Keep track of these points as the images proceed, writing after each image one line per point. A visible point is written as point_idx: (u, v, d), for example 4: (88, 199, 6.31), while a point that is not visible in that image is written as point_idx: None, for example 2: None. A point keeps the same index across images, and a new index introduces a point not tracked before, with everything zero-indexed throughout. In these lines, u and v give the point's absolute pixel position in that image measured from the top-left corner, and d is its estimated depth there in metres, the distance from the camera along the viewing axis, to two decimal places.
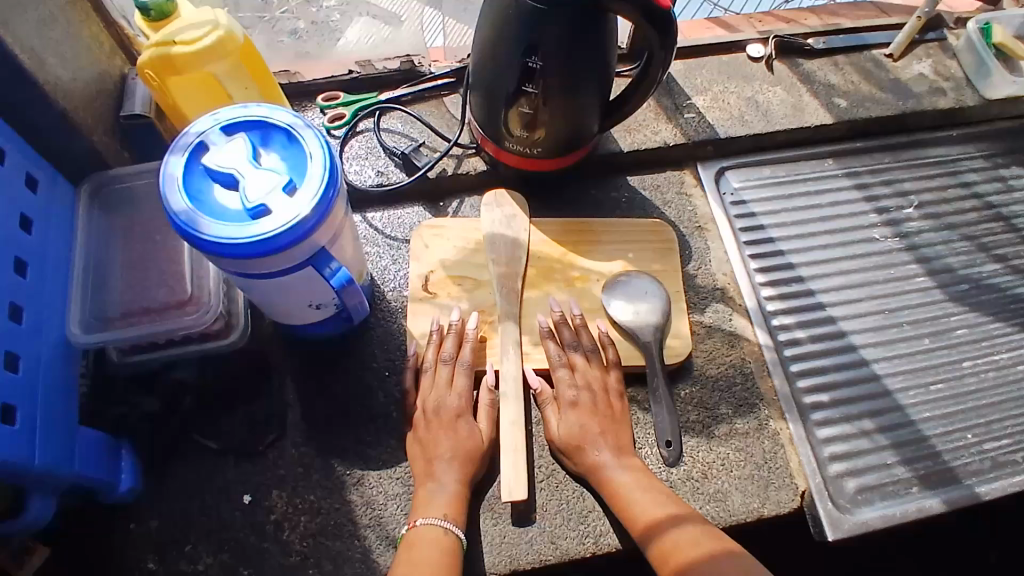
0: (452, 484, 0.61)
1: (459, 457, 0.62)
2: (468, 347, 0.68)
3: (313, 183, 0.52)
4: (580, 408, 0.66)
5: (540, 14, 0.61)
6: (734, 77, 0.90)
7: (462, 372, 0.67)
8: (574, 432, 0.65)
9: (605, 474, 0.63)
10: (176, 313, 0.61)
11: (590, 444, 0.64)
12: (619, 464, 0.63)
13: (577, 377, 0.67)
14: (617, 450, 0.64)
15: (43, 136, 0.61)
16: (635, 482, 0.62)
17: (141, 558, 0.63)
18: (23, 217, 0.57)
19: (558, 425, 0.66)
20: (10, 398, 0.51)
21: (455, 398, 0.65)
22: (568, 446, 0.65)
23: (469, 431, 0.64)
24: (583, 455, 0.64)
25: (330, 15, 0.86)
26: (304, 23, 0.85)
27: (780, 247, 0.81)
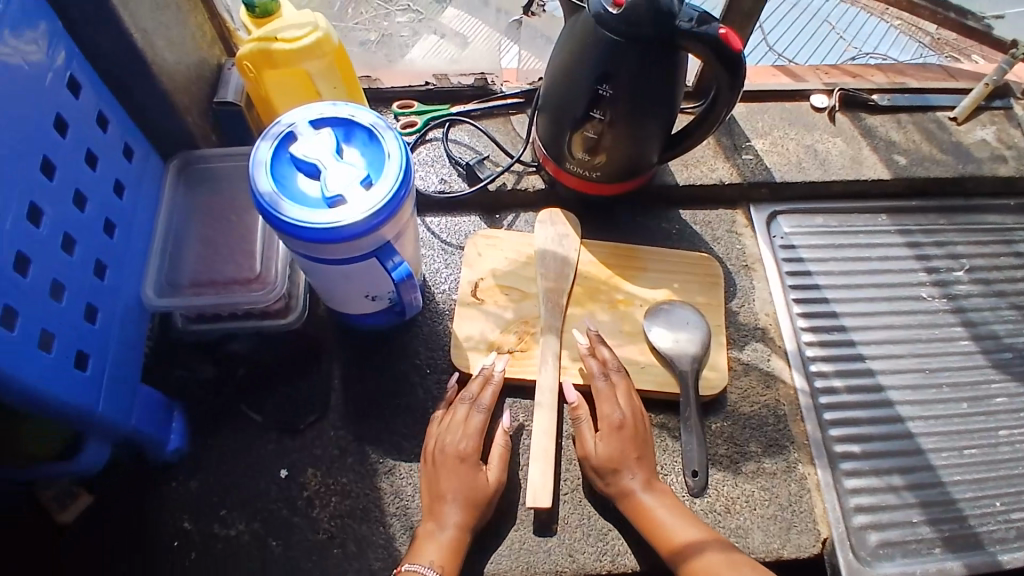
0: (453, 529, 0.61)
1: (466, 501, 0.62)
2: (488, 390, 0.68)
3: (388, 181, 0.55)
4: (615, 428, 0.66)
5: (616, 45, 0.64)
6: (796, 125, 0.91)
7: (476, 413, 0.67)
8: (612, 450, 0.65)
9: (634, 496, 0.64)
10: (243, 288, 0.66)
11: (624, 465, 0.65)
12: (649, 487, 0.64)
13: (617, 393, 0.68)
14: (647, 476, 0.65)
15: (144, 112, 0.66)
16: (665, 505, 0.63)
17: (177, 517, 0.66)
18: (117, 183, 0.62)
19: (593, 443, 0.66)
20: (85, 346, 0.55)
21: (468, 438, 0.65)
22: (600, 464, 0.65)
23: (476, 475, 0.64)
24: (616, 476, 0.65)
25: (399, 31, 0.93)
26: (375, 36, 0.92)
27: (826, 294, 0.82)
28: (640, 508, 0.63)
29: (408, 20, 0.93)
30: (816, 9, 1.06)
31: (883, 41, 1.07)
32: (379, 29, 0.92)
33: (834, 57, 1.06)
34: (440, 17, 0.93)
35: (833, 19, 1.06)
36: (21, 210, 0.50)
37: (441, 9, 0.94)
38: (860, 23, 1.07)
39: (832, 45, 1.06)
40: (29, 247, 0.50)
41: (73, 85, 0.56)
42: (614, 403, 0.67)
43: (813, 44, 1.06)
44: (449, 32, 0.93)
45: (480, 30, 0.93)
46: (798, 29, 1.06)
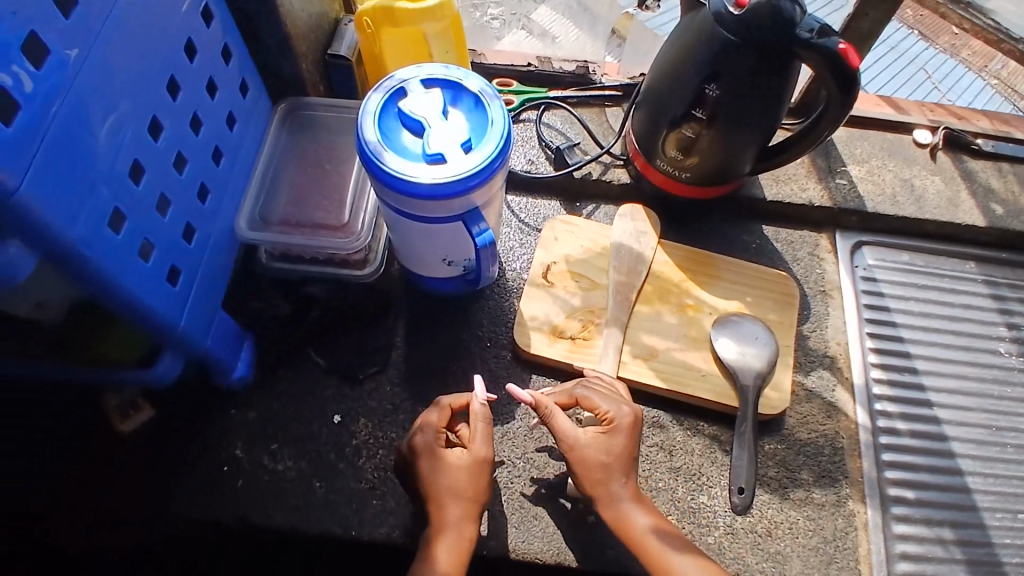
0: (452, 531, 0.57)
1: (454, 501, 0.58)
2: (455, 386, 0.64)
3: (487, 147, 0.56)
4: (604, 423, 0.62)
5: (731, 46, 0.63)
6: (895, 157, 0.88)
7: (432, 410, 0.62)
8: (601, 445, 0.60)
9: (619, 498, 0.59)
10: (328, 234, 0.67)
11: (614, 463, 0.60)
12: (632, 490, 0.60)
13: (600, 396, 0.63)
14: (632, 479, 0.61)
15: (263, 52, 0.68)
16: (647, 514, 0.60)
17: (231, 444, 0.68)
18: (230, 114, 0.64)
19: (581, 431, 0.60)
20: (179, 262, 0.57)
21: (431, 433, 0.61)
22: (588, 458, 0.60)
23: (442, 465, 0.59)
24: (604, 474, 0.60)
25: (491, 22, 0.95)
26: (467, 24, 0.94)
27: (901, 333, 0.79)
28: (619, 511, 0.59)
29: (501, 14, 0.96)
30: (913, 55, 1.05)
31: (978, 97, 1.02)
32: (471, 18, 0.95)
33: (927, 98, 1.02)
34: (532, 13, 0.96)
35: (930, 68, 1.04)
36: (144, 123, 0.52)
37: (535, 7, 0.97)
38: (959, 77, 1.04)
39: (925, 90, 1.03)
40: (145, 158, 0.52)
41: (206, 14, 0.59)
42: (601, 399, 0.63)
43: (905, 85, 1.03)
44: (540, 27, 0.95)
45: (571, 29, 0.95)
46: (894, 69, 1.04)
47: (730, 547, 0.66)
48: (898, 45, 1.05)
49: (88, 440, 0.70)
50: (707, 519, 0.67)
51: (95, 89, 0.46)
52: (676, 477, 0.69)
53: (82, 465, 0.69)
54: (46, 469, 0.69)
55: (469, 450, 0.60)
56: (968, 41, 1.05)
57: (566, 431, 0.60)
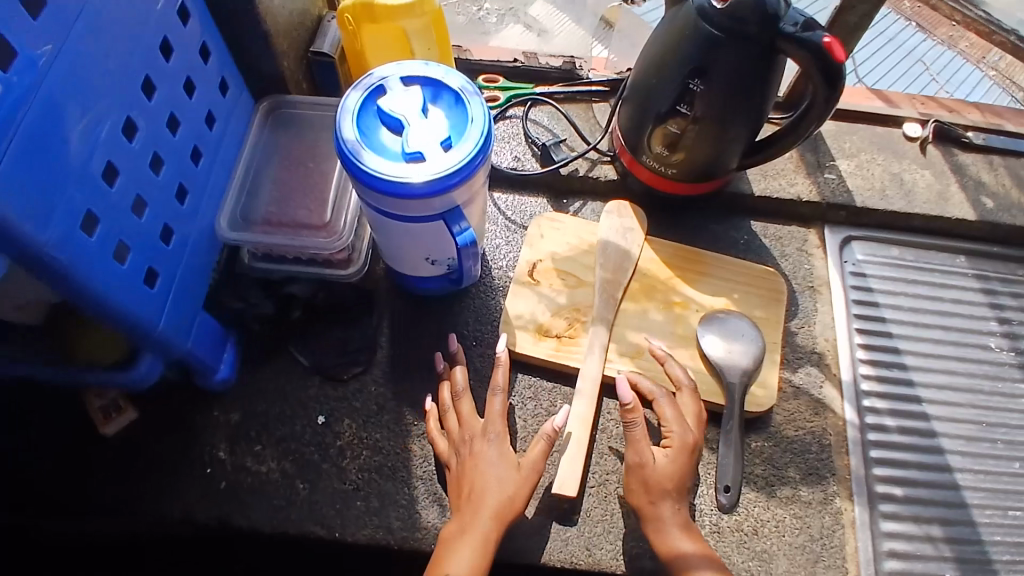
0: (480, 529, 0.59)
1: (497, 499, 0.60)
2: (501, 369, 0.67)
3: (467, 145, 0.55)
4: (669, 447, 0.64)
5: (715, 41, 0.62)
6: (885, 151, 0.87)
7: (495, 396, 0.66)
8: (666, 470, 0.63)
9: (665, 524, 0.61)
10: (310, 233, 0.67)
11: (666, 489, 0.62)
12: (682, 518, 0.62)
13: (676, 414, 0.65)
14: (682, 507, 0.62)
15: (243, 50, 0.67)
16: (693, 545, 0.61)
17: (214, 445, 0.68)
18: (209, 113, 0.63)
19: (648, 454, 0.63)
20: (156, 264, 0.57)
21: (497, 427, 0.64)
22: (646, 480, 0.62)
23: (500, 460, 0.62)
24: (656, 498, 0.62)
25: (486, 17, 0.95)
26: (462, 19, 0.95)
27: (890, 328, 0.78)
28: (663, 537, 0.61)
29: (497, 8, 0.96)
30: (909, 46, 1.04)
31: (975, 90, 1.01)
32: (467, 13, 0.95)
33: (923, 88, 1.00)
34: (529, 9, 0.96)
35: (927, 60, 1.03)
36: (118, 124, 0.51)
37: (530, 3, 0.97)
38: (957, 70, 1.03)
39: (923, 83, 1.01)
40: (119, 159, 0.52)
41: (183, 13, 0.58)
42: (674, 419, 0.65)
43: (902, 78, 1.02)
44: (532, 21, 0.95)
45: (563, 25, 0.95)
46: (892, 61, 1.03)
47: (715, 546, 0.66)
48: (895, 37, 1.05)
49: (70, 443, 0.69)
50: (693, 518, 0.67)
51: (65, 90, 0.45)
52: None
53: (64, 470, 0.68)
54: (28, 474, 0.68)
55: (523, 460, 0.63)
56: (964, 31, 1.04)
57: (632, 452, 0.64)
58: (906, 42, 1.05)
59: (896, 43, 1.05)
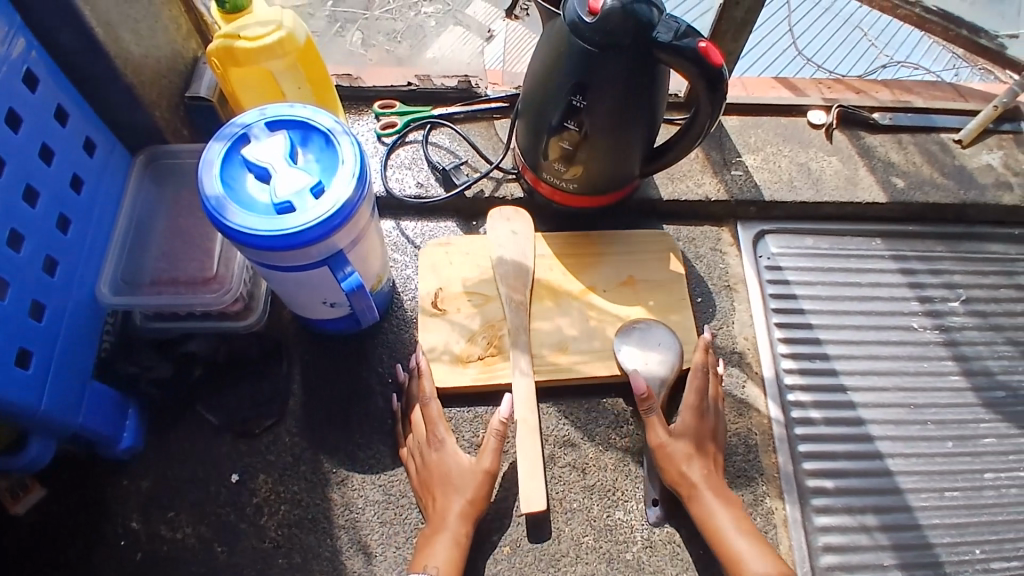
0: (451, 529, 0.61)
1: (459, 501, 0.62)
2: (427, 377, 0.68)
3: (340, 188, 0.54)
4: (688, 416, 0.66)
5: (590, 55, 0.61)
6: (791, 141, 0.88)
7: (430, 403, 0.66)
8: (687, 435, 0.65)
9: (698, 493, 0.63)
10: (200, 289, 0.64)
11: (694, 457, 0.65)
12: (713, 484, 0.64)
13: (695, 385, 0.68)
14: (710, 472, 0.64)
15: (111, 105, 0.64)
16: (728, 511, 0.62)
17: (125, 516, 0.65)
18: (75, 177, 0.61)
19: (668, 431, 0.66)
20: (28, 343, 0.54)
21: (441, 430, 0.65)
22: (673, 453, 0.65)
23: (453, 463, 0.64)
24: (683, 467, 0.64)
25: (425, 21, 0.92)
26: (400, 26, 0.92)
27: (809, 319, 0.78)
28: (702, 504, 0.63)
29: (435, 10, 0.93)
30: (845, 13, 1.01)
31: (916, 50, 1.02)
32: (404, 18, 0.92)
33: (859, 70, 1.01)
34: (467, 9, 0.93)
35: (865, 25, 1.01)
36: None
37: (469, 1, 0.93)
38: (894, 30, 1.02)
39: (863, 53, 1.01)
40: None
41: (30, 80, 0.55)
42: (695, 394, 0.67)
43: (844, 53, 1.01)
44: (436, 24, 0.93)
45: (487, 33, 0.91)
46: (830, 36, 1.00)
47: (649, 561, 0.65)
48: (833, 5, 1.00)
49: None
50: (624, 535, 0.66)
51: None
52: (591, 495, 0.68)
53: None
54: None
55: (476, 459, 0.64)
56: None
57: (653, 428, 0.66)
58: (841, 9, 1.00)
59: (831, 12, 1.00)
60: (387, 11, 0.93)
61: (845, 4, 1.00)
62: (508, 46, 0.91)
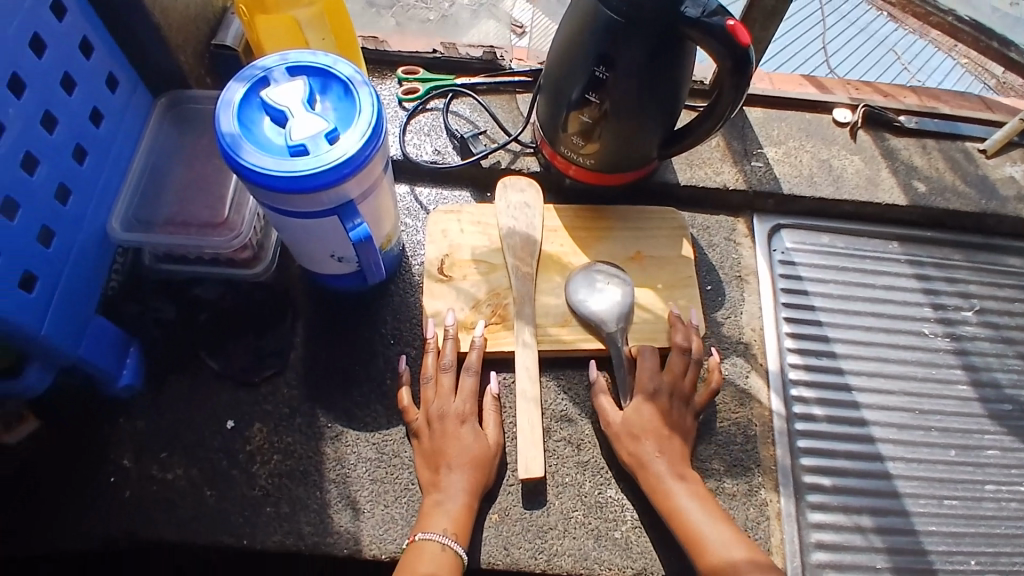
0: (462, 497, 0.61)
1: (478, 472, 0.62)
2: (476, 352, 0.68)
3: (354, 135, 0.54)
4: (637, 394, 0.66)
5: (616, 25, 0.61)
6: (814, 137, 0.87)
7: (467, 377, 0.67)
8: (635, 418, 0.65)
9: (654, 472, 0.63)
10: (209, 232, 0.64)
11: (647, 435, 0.64)
12: (671, 463, 0.63)
13: (646, 369, 0.67)
14: (668, 453, 0.64)
15: (136, 45, 0.65)
16: (686, 486, 0.62)
17: (119, 453, 0.65)
18: (96, 111, 0.61)
19: (618, 412, 0.66)
20: (34, 268, 0.54)
21: (468, 404, 0.65)
22: (623, 432, 0.65)
23: (475, 437, 0.64)
24: (634, 444, 0.64)
25: (459, 13, 0.92)
26: (434, 15, 0.92)
27: (820, 317, 0.77)
28: (659, 485, 0.62)
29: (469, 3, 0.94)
30: (879, 35, 1.01)
31: (948, 77, 0.98)
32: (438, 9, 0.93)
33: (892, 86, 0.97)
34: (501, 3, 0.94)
35: (900, 49, 0.99)
36: None
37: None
38: (930, 58, 0.99)
39: (895, 73, 0.98)
40: None
41: (57, 7, 0.55)
42: (646, 374, 0.67)
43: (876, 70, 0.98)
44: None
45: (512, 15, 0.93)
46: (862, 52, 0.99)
47: (637, 541, 0.64)
48: (866, 27, 1.01)
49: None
50: (614, 514, 0.65)
51: None
52: (583, 471, 0.67)
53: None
54: None
55: (488, 434, 0.65)
56: (931, 7, 0.98)
57: (607, 409, 0.67)
58: (875, 30, 1.01)
59: (865, 31, 1.00)
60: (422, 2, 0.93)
61: (877, 27, 1.01)
62: (534, 30, 0.92)
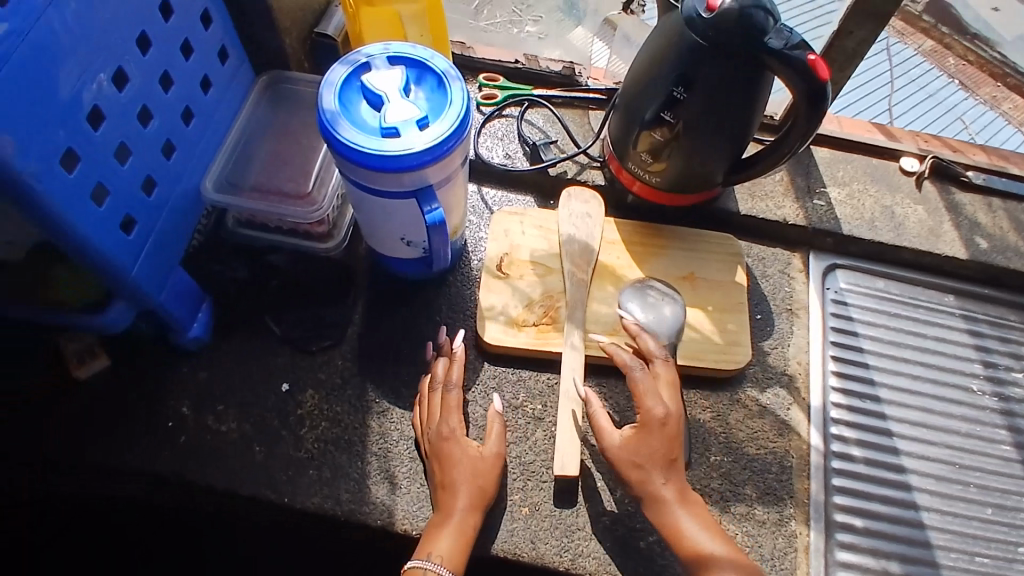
0: (457, 518, 0.60)
1: (469, 490, 0.61)
2: (456, 366, 0.68)
3: (443, 125, 0.57)
4: (642, 420, 0.63)
5: (699, 49, 0.63)
6: (878, 183, 0.87)
7: (450, 392, 0.66)
8: (636, 446, 0.62)
9: (659, 500, 0.61)
10: (291, 203, 0.68)
11: (654, 464, 0.61)
12: (677, 490, 0.61)
13: (645, 389, 0.64)
14: (675, 479, 0.62)
15: (250, 25, 0.70)
16: (691, 512, 0.61)
17: (180, 400, 0.69)
18: (206, 78, 0.66)
19: (617, 438, 0.63)
20: (135, 212, 0.58)
21: (453, 421, 0.64)
22: (627, 460, 0.62)
23: (463, 452, 0.63)
24: (641, 474, 0.61)
25: (527, 38, 0.95)
26: (503, 37, 0.95)
27: (867, 359, 0.78)
28: (665, 513, 0.60)
29: (538, 29, 0.95)
30: (947, 102, 0.99)
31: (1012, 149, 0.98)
32: (508, 34, 0.95)
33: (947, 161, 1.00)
34: (569, 33, 0.95)
35: (967, 118, 0.98)
36: (109, 72, 0.53)
37: (572, 26, 0.95)
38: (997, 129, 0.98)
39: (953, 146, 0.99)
40: (107, 105, 0.53)
41: None
42: (648, 395, 0.64)
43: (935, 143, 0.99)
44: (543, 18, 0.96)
45: (582, 39, 0.95)
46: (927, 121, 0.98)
47: (662, 553, 0.65)
48: (936, 93, 0.98)
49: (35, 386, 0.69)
50: (642, 524, 0.66)
51: (59, 35, 0.47)
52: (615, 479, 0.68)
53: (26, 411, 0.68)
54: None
55: (484, 447, 0.64)
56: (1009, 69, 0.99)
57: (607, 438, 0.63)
58: (943, 96, 0.99)
59: (934, 97, 0.98)
60: (493, 23, 0.95)
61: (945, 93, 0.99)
62: (600, 56, 0.94)
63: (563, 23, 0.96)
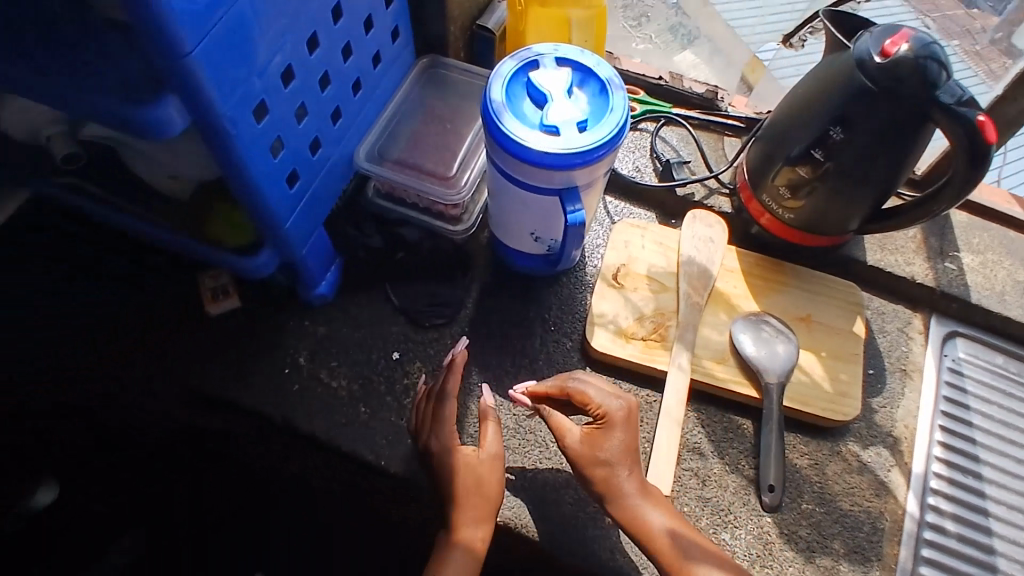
0: (466, 534, 0.60)
1: (473, 503, 0.61)
2: (452, 375, 0.67)
3: (601, 130, 0.58)
4: (600, 420, 0.63)
5: (866, 92, 0.62)
6: (1015, 256, 0.84)
7: (446, 402, 0.66)
8: (597, 441, 0.62)
9: (625, 495, 0.61)
10: (432, 182, 0.71)
11: (619, 459, 0.62)
12: (639, 483, 0.62)
13: (595, 394, 0.64)
14: (637, 473, 0.62)
15: (423, 8, 0.73)
16: (656, 505, 0.61)
17: (298, 348, 0.73)
18: (378, 53, 0.69)
19: (573, 435, 0.63)
20: (299, 168, 0.62)
21: (445, 430, 0.64)
22: (589, 457, 0.62)
23: (466, 462, 0.63)
24: (606, 470, 0.61)
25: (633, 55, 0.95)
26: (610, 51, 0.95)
27: (975, 434, 0.74)
28: (633, 510, 0.60)
29: (645, 48, 0.96)
30: None
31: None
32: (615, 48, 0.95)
33: None
34: (674, 54, 0.95)
35: None
36: (305, 36, 0.56)
37: (679, 48, 0.95)
38: None
39: None
40: (299, 66, 0.57)
41: None
42: (599, 396, 0.64)
43: None
44: (654, 38, 0.96)
45: (688, 61, 0.94)
46: None
47: None
48: None
49: (116, 348, 0.73)
50: None
51: None
52: (703, 507, 0.67)
53: (109, 365, 0.72)
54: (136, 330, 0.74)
55: (480, 452, 0.64)
56: None
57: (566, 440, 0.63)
58: None
59: None
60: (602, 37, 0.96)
61: None
62: (703, 79, 0.93)
63: (670, 44, 0.96)
